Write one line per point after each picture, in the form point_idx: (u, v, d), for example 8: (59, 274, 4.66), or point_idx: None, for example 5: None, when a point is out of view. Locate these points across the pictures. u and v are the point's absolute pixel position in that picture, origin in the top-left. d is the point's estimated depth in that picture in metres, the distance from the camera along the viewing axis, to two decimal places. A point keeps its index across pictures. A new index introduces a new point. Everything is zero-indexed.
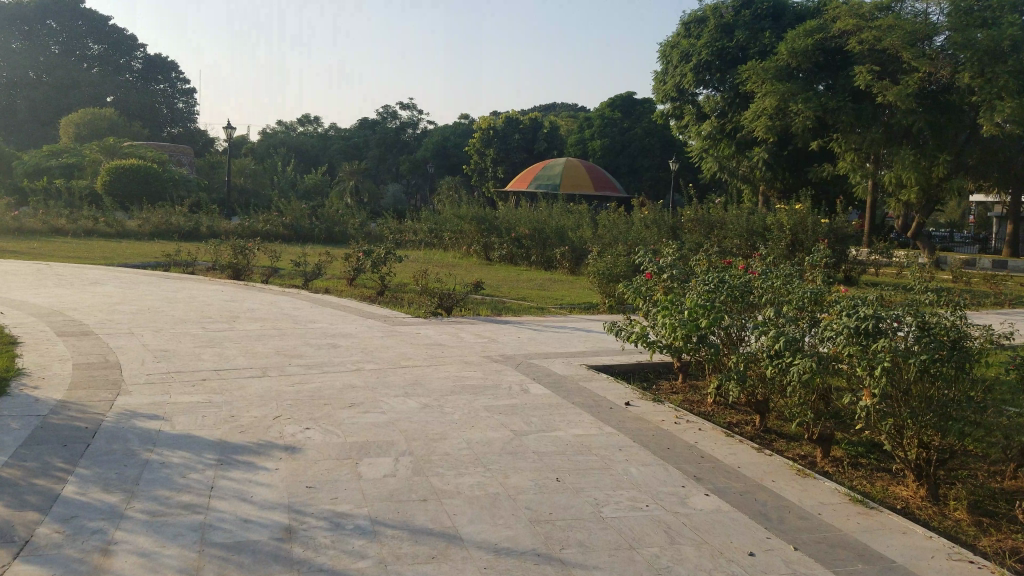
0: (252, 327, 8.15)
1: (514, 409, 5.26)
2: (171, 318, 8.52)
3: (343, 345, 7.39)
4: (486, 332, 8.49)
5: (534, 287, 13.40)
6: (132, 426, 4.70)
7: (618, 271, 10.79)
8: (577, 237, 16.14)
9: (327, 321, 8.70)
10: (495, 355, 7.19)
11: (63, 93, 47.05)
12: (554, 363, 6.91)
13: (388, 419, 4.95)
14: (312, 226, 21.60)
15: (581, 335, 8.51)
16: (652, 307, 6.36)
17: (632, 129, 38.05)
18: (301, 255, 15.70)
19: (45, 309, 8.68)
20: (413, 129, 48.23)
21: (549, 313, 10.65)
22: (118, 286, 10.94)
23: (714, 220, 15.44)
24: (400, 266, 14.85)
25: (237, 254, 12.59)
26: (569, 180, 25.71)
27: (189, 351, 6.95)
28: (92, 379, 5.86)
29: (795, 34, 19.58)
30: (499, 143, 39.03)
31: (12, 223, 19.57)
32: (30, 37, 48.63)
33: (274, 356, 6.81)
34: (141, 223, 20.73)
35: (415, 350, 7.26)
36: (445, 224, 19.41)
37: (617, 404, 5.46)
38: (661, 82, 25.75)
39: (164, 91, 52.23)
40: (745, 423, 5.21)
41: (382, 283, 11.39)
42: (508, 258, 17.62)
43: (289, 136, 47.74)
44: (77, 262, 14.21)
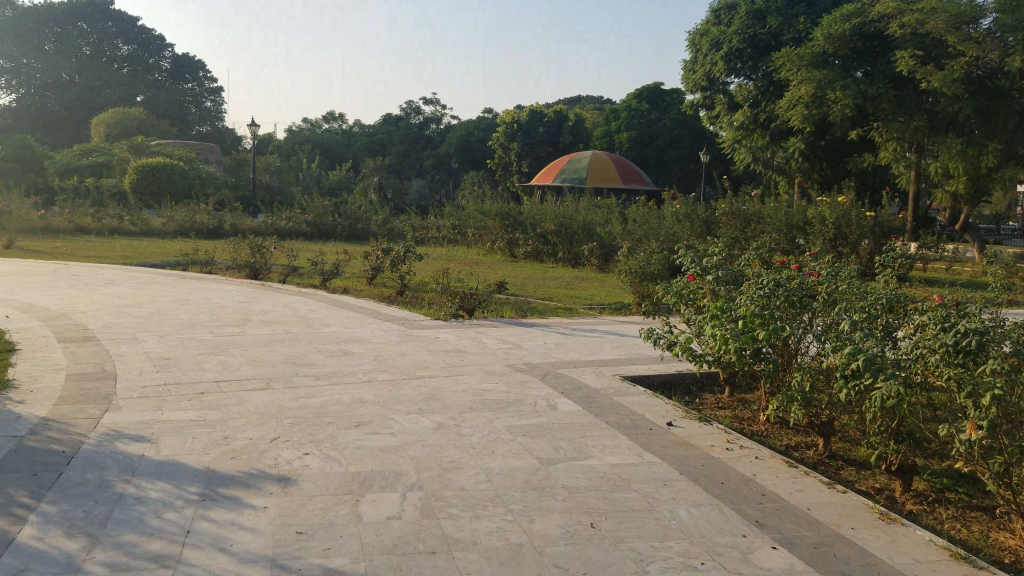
0: (262, 332, 7.62)
1: (540, 432, 4.74)
2: (179, 321, 8.00)
3: (355, 352, 6.86)
4: (510, 336, 7.92)
5: (561, 286, 12.81)
6: (114, 449, 4.08)
7: (649, 269, 10.17)
8: (606, 233, 15.52)
9: (342, 324, 8.19)
10: (519, 363, 6.63)
11: (95, 93, 47.34)
12: (584, 373, 6.35)
13: (398, 442, 4.42)
14: (334, 223, 21.15)
15: (612, 340, 7.92)
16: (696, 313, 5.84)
17: (660, 120, 37.17)
18: (322, 254, 15.24)
19: (48, 312, 8.15)
20: (437, 124, 47.82)
21: (576, 314, 10.07)
22: (131, 287, 10.49)
23: (750, 213, 14.74)
24: (422, 265, 14.32)
25: (254, 253, 12.12)
26: (595, 174, 25.07)
27: (192, 358, 6.38)
28: (82, 392, 5.16)
29: (832, 19, 18.89)
30: (524, 136, 38.48)
31: (38, 222, 19.28)
32: (62, 40, 49.04)
33: (281, 364, 6.27)
34: (165, 222, 20.40)
35: (434, 358, 6.71)
36: (469, 221, 18.83)
37: (658, 424, 5.05)
38: (691, 72, 25.04)
39: (193, 90, 52.14)
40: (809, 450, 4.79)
41: (401, 283, 10.87)
42: (533, 255, 17.02)
43: (315, 133, 47.82)
44: (95, 261, 13.85)
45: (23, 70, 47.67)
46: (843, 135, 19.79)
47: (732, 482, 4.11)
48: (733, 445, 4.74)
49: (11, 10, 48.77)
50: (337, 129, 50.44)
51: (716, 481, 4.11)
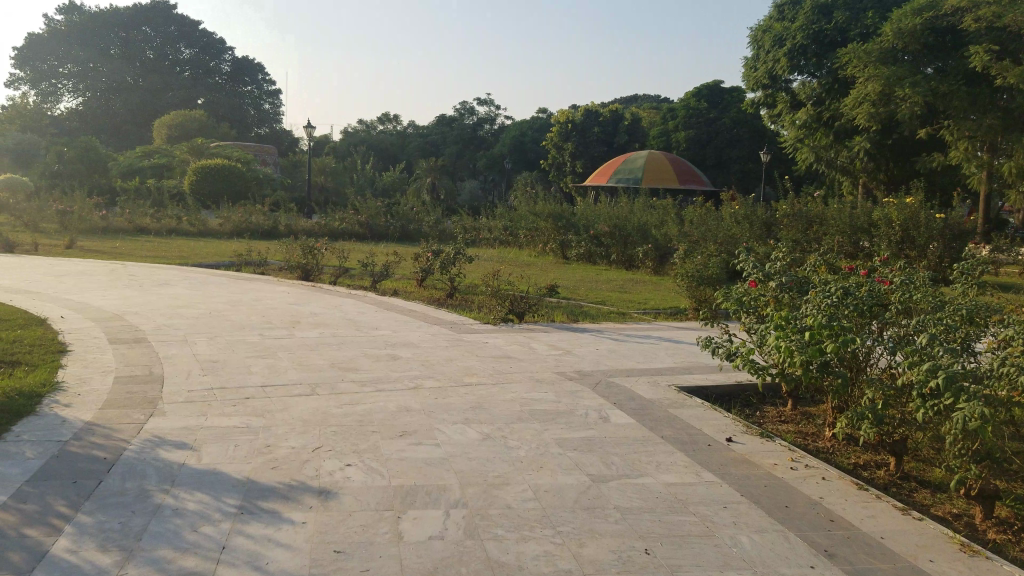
0: (310, 335, 7.56)
1: (591, 447, 4.53)
2: (229, 323, 8.01)
3: (402, 357, 6.74)
4: (562, 342, 7.73)
5: (614, 289, 12.56)
6: (155, 457, 4.02)
7: (707, 273, 9.85)
8: (661, 234, 15.19)
9: (390, 328, 8.09)
10: (570, 371, 6.43)
11: (158, 96, 48.60)
12: (638, 382, 6.12)
13: (443, 455, 4.26)
14: (387, 224, 21.21)
15: (667, 348, 7.66)
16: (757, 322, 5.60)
17: (718, 119, 36.41)
18: (374, 255, 15.26)
19: (103, 313, 8.24)
20: (491, 125, 47.86)
21: (630, 319, 9.82)
22: (185, 287, 10.59)
23: (813, 215, 14.29)
24: (472, 267, 14.21)
25: (307, 254, 12.15)
26: (651, 174, 24.68)
27: (239, 361, 6.34)
28: (128, 397, 5.14)
29: (902, 13, 18.20)
30: (578, 136, 38.21)
31: (100, 222, 19.75)
32: (126, 44, 50.46)
33: (327, 369, 6.18)
34: (222, 222, 20.70)
35: (482, 364, 6.55)
36: (521, 222, 18.67)
37: (717, 439, 4.80)
38: (752, 69, 24.48)
39: (251, 92, 53.09)
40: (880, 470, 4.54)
41: (451, 285, 10.75)
42: (586, 257, 16.79)
43: (370, 135, 48.28)
44: (154, 261, 14.10)
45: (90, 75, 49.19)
46: (911, 134, 19.06)
47: (797, 506, 3.86)
48: (798, 463, 4.48)
49: (79, 16, 50.38)
50: (391, 130, 50.84)
51: (781, 505, 3.86)
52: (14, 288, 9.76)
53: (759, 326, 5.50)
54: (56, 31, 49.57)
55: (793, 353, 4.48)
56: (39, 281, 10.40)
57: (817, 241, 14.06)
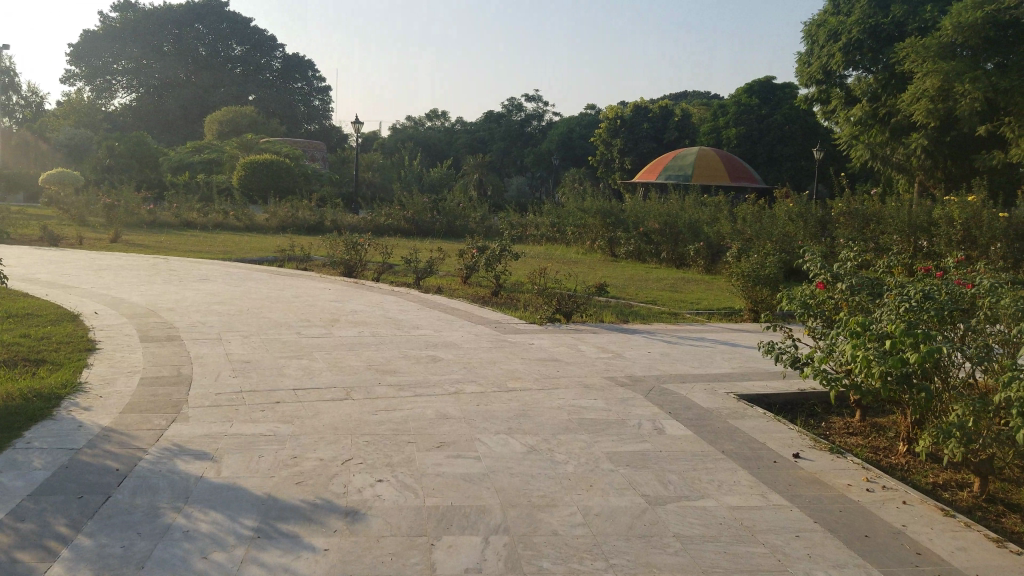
0: (348, 334, 7.24)
1: (646, 462, 4.09)
2: (266, 320, 7.74)
3: (444, 359, 6.36)
4: (611, 344, 7.28)
5: (665, 289, 12.01)
6: (171, 470, 3.72)
7: (764, 272, 9.29)
8: (714, 232, 14.61)
9: (431, 327, 7.73)
10: (621, 376, 5.98)
11: (210, 93, 49.25)
12: (696, 390, 5.65)
13: (484, 470, 3.86)
14: (433, 220, 20.93)
15: (725, 352, 7.15)
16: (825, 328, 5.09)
17: (771, 116, 35.43)
18: (417, 252, 14.98)
19: (138, 309, 8.05)
20: (539, 121, 47.56)
21: (682, 320, 9.31)
22: (224, 283, 10.40)
23: (869, 213, 13.70)
24: (518, 264, 13.81)
25: (350, 250, 11.87)
26: (702, 171, 24.02)
27: (272, 362, 6.03)
28: (151, 401, 4.88)
29: (963, 6, 17.40)
30: (628, 132, 37.58)
31: (147, 217, 19.87)
32: (180, 41, 51.24)
33: (363, 371, 5.84)
34: (268, 217, 20.62)
35: (528, 368, 6.14)
36: (568, 219, 18.23)
37: (783, 455, 4.31)
38: (806, 64, 23.63)
39: (302, 88, 53.48)
40: (967, 493, 4.02)
41: (496, 282, 10.39)
42: (635, 255, 16.26)
43: (419, 131, 48.25)
44: (197, 256, 13.99)
45: (145, 71, 50.09)
46: (970, 131, 17.89)
47: (880, 536, 3.37)
48: (874, 484, 3.96)
49: (134, 14, 51.32)
50: (440, 127, 50.77)
51: (862, 535, 3.37)
52: (53, 283, 9.65)
53: (827, 332, 4.98)
54: (112, 28, 50.59)
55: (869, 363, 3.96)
56: (79, 276, 10.30)
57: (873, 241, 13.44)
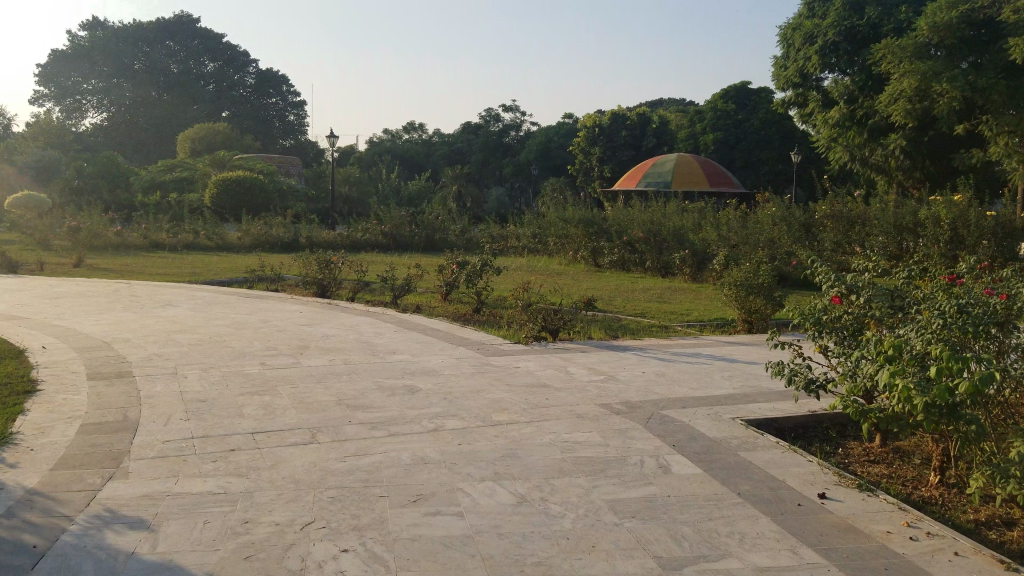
0: (318, 363, 6.67)
1: (655, 512, 3.58)
2: (229, 350, 7.15)
3: (421, 389, 5.81)
4: (602, 364, 6.78)
5: (653, 300, 11.53)
6: (97, 546, 3.15)
7: (757, 281, 8.91)
8: (699, 240, 14.18)
9: (409, 352, 7.18)
10: (617, 404, 5.46)
11: (183, 111, 48.44)
12: (701, 420, 5.15)
13: (469, 530, 3.32)
14: (411, 234, 20.40)
15: (726, 372, 6.66)
16: (843, 348, 4.54)
17: (747, 121, 35.25)
18: (393, 268, 14.42)
19: (92, 342, 7.43)
20: (516, 132, 46.72)
21: (674, 333, 8.83)
22: (189, 308, 9.78)
23: (854, 215, 13.53)
24: (500, 279, 13.29)
25: (322, 269, 11.26)
26: (682, 177, 23.62)
27: (231, 399, 5.46)
28: (89, 452, 4.29)
29: (936, 6, 17.12)
30: (605, 141, 37.25)
31: (114, 239, 19.17)
32: (151, 58, 50.29)
33: (332, 408, 5.28)
34: (241, 236, 19.94)
35: (514, 396, 5.61)
36: (550, 229, 17.75)
37: (808, 496, 3.80)
38: (782, 68, 23.38)
39: (277, 104, 52.82)
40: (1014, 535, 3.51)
41: (477, 299, 9.88)
42: (619, 265, 15.79)
43: (396, 145, 48.21)
44: (164, 279, 13.33)
45: (115, 90, 49.19)
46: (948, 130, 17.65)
47: None
48: (916, 530, 3.44)
49: (104, 31, 50.42)
50: (417, 140, 50.33)
51: None
52: (3, 314, 9.00)
53: (848, 352, 4.43)
54: (81, 47, 49.71)
55: (910, 394, 3.40)
56: (33, 305, 9.64)
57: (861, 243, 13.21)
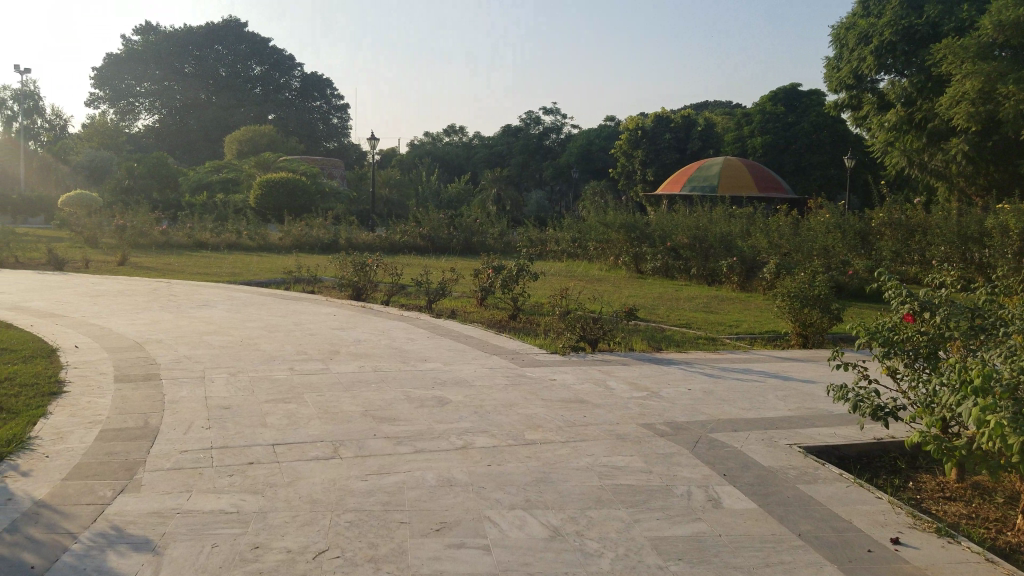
0: (348, 370, 6.46)
1: (701, 554, 3.28)
2: (259, 354, 6.98)
3: (452, 401, 5.54)
4: (643, 379, 6.45)
5: (698, 309, 11.15)
6: (98, 569, 2.94)
7: (812, 293, 8.51)
8: (748, 246, 13.70)
9: (441, 360, 6.94)
10: (660, 425, 5.14)
11: (230, 113, 49.18)
12: (751, 447, 4.80)
13: (496, 567, 3.07)
14: (450, 236, 20.21)
15: (775, 393, 6.28)
16: (919, 372, 4.23)
17: (797, 124, 34.41)
18: (429, 272, 14.22)
19: (124, 342, 7.31)
20: (557, 135, 46.87)
21: (722, 347, 8.45)
22: (224, 309, 9.68)
23: (914, 223, 13.12)
24: (539, 284, 13.01)
25: (358, 272, 11.09)
26: (728, 181, 23.09)
27: (256, 407, 5.26)
28: (105, 460, 4.10)
29: (1005, 2, 16.40)
30: (649, 144, 36.71)
31: (159, 238, 19.35)
32: (201, 62, 51.11)
33: (358, 419, 5.04)
34: (281, 237, 19.98)
35: (550, 412, 5.32)
36: (591, 234, 17.40)
37: (880, 544, 3.49)
38: (835, 69, 22.82)
39: (321, 107, 53.37)
40: None
41: (514, 306, 9.61)
42: (663, 271, 15.41)
43: (438, 147, 48.27)
44: (203, 278, 13.32)
45: (165, 92, 50.06)
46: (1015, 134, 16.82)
47: None
48: None
49: (156, 35, 51.33)
50: (459, 142, 50.31)
51: None
52: (40, 311, 8.97)
53: (925, 377, 4.12)
54: (133, 50, 50.67)
55: (1002, 430, 3.08)
56: (72, 303, 9.62)
57: (920, 252, 12.87)
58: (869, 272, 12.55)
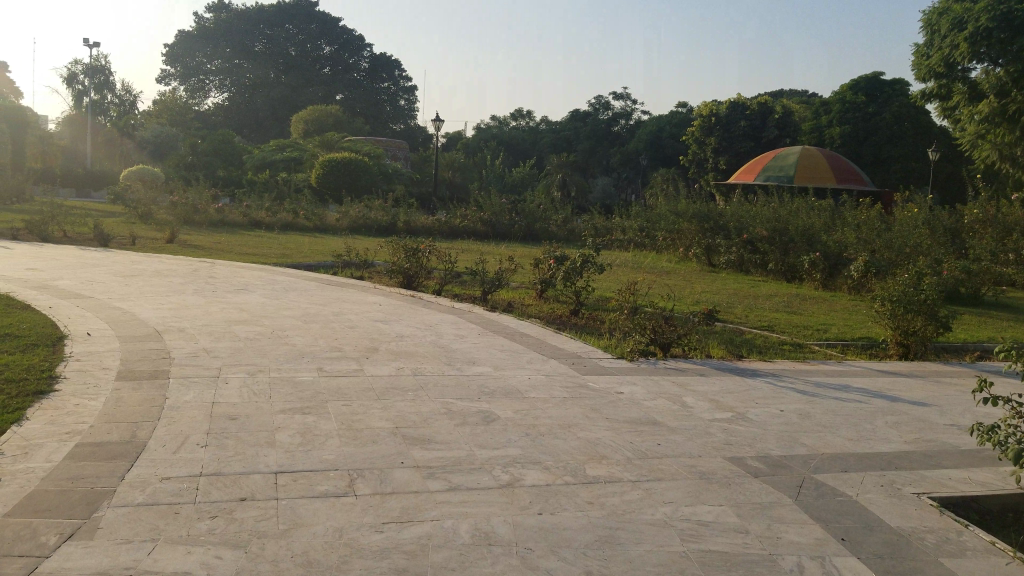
0: (384, 372, 5.64)
1: None
2: (287, 349, 6.20)
3: (499, 418, 4.64)
4: (728, 397, 5.44)
5: (780, 309, 10.04)
6: None
7: (918, 298, 7.33)
8: (833, 240, 12.43)
9: (492, 363, 6.05)
10: (752, 461, 4.15)
11: (298, 92, 49.03)
12: (869, 497, 3.77)
13: None
14: (511, 222, 19.31)
15: (886, 418, 5.19)
16: None
17: (878, 114, 32.35)
18: (488, 261, 13.33)
19: (141, 330, 6.63)
20: (625, 121, 45.35)
21: (810, 356, 7.32)
22: (261, 294, 8.96)
23: (1010, 223, 12.25)
24: (605, 277, 12.02)
25: (408, 258, 10.24)
26: (806, 172, 21.54)
27: (267, 418, 4.46)
28: (64, 490, 3.34)
29: None
30: (722, 130, 34.98)
31: (215, 216, 18.97)
32: (272, 41, 51.06)
33: (384, 439, 4.19)
34: (339, 217, 19.42)
35: (616, 438, 4.37)
36: (660, 223, 16.31)
37: None
38: (924, 57, 21.11)
39: (388, 89, 53.27)
40: None
41: (576, 300, 8.69)
42: (737, 265, 14.25)
43: (502, 131, 47.56)
44: (250, 259, 12.73)
45: (235, 70, 50.08)
46: None
47: None
48: None
49: (227, 13, 51.28)
50: (523, 127, 49.44)
51: None
52: (68, 291, 8.39)
53: None
54: (204, 28, 50.79)
55: None
56: (105, 283, 9.04)
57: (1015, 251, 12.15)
58: (968, 274, 10.89)
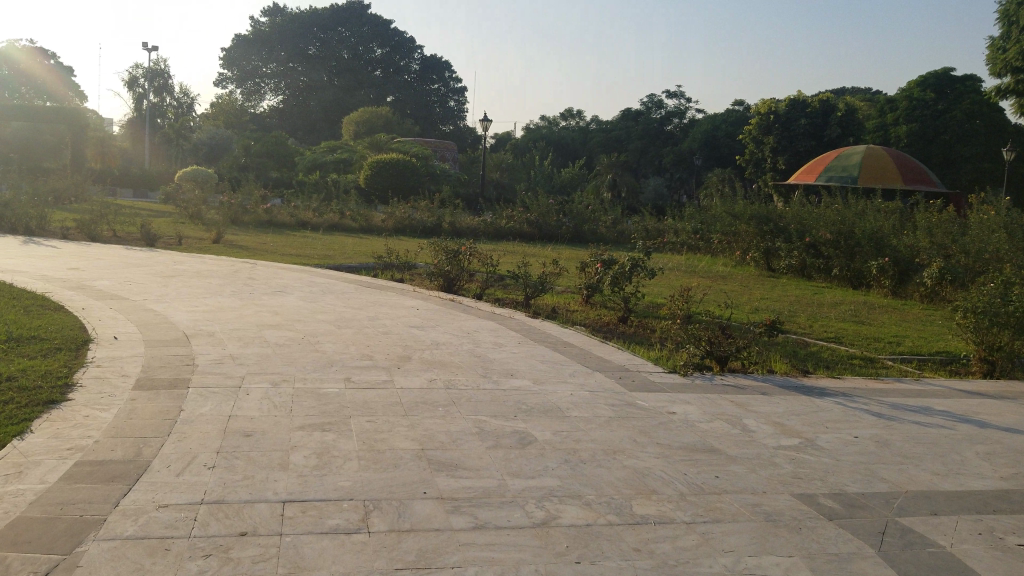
0: (414, 384, 5.24)
1: None
2: (315, 357, 5.85)
3: (536, 441, 4.19)
4: (793, 420, 4.90)
5: (847, 318, 9.39)
6: None
7: (1009, 309, 6.61)
8: (905, 246, 11.73)
9: (532, 376, 5.60)
10: (827, 500, 3.62)
11: (349, 94, 49.73)
12: (966, 549, 3.22)
13: None
14: (559, 223, 18.87)
15: (976, 449, 4.58)
16: None
17: (948, 112, 30.99)
18: (531, 264, 12.90)
19: (170, 334, 6.36)
20: (680, 120, 44.73)
21: (884, 372, 6.70)
22: (298, 297, 8.68)
23: None
24: (654, 280, 11.49)
25: (449, 260, 9.87)
26: (871, 173, 20.57)
27: (284, 435, 4.09)
28: (49, 518, 3.00)
29: None
30: (781, 129, 33.84)
31: (263, 216, 18.96)
32: (325, 45, 51.41)
33: (407, 463, 3.78)
34: (385, 218, 19.19)
35: (667, 469, 3.88)
36: (715, 225, 15.67)
37: None
38: (999, 50, 19.99)
39: (438, 90, 53.58)
40: None
41: (626, 307, 8.18)
42: (798, 270, 13.57)
43: (552, 132, 47.35)
44: (292, 260, 12.54)
45: (289, 74, 50.63)
46: None
47: None
48: None
49: (281, 17, 51.84)
50: (575, 127, 48.93)
51: None
52: (104, 292, 8.22)
53: None
54: (260, 32, 51.38)
55: None
56: (142, 284, 8.87)
57: None
58: None
